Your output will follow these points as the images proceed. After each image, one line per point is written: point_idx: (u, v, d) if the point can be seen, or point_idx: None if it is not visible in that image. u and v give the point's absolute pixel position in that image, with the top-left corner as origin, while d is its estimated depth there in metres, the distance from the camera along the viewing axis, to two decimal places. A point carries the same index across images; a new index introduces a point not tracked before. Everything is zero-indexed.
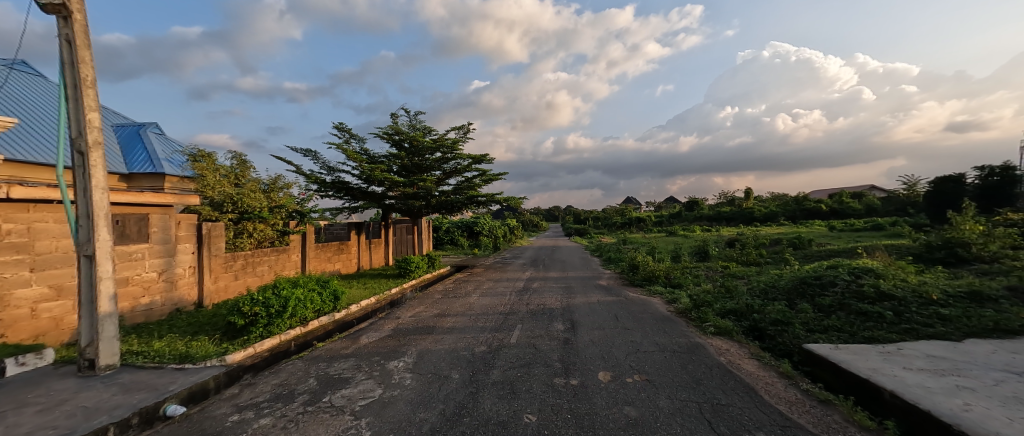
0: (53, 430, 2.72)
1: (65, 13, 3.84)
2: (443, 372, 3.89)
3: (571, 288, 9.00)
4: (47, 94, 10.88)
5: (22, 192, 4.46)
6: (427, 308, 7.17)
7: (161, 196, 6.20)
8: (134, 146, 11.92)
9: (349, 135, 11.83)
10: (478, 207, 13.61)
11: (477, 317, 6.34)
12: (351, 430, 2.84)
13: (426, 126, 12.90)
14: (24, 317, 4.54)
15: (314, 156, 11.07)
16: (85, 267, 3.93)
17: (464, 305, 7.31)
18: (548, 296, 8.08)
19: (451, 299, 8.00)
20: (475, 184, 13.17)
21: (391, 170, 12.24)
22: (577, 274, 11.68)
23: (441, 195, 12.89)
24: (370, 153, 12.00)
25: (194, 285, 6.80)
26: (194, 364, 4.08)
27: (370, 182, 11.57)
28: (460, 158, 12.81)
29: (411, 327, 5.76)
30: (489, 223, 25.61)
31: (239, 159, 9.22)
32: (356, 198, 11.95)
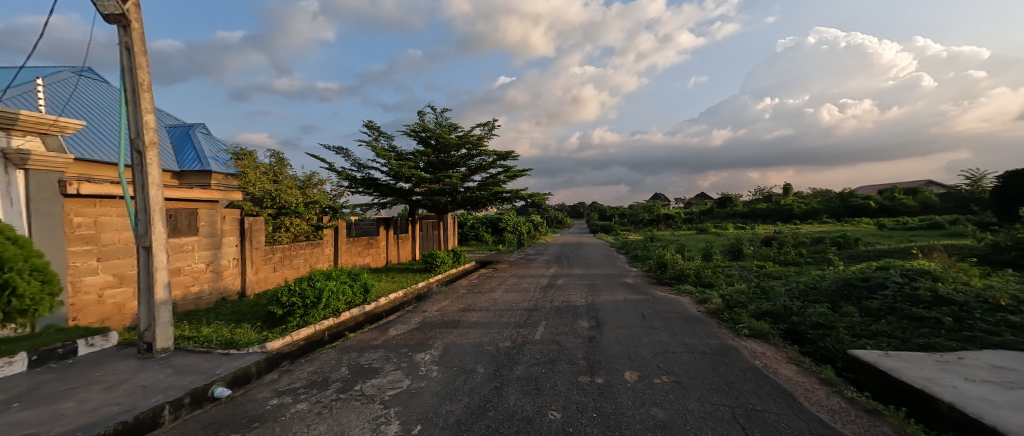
0: (117, 406, 3.00)
1: (124, 22, 4.17)
2: (467, 366, 3.95)
3: (596, 286, 8.88)
4: (110, 98, 11.90)
5: (90, 188, 4.92)
6: (453, 302, 7.29)
7: (208, 192, 6.61)
8: (185, 145, 12.82)
9: (378, 133, 12.13)
10: (503, 203, 13.66)
11: (501, 312, 6.37)
12: (381, 419, 2.95)
13: (452, 123, 13.06)
14: (92, 302, 5.00)
15: (345, 153, 11.47)
16: (143, 258, 4.28)
17: (489, 301, 7.37)
18: (572, 293, 8.02)
19: (476, 294, 8.11)
20: (500, 180, 13.23)
21: (418, 166, 12.51)
22: (604, 271, 11.47)
23: (466, 191, 13.01)
24: (397, 150, 12.29)
25: (237, 276, 7.24)
26: (238, 350, 4.36)
27: (398, 179, 11.86)
28: (485, 155, 12.90)
29: (436, 321, 5.88)
30: (513, 219, 25.63)
31: (277, 157, 9.71)
32: (385, 194, 12.29)
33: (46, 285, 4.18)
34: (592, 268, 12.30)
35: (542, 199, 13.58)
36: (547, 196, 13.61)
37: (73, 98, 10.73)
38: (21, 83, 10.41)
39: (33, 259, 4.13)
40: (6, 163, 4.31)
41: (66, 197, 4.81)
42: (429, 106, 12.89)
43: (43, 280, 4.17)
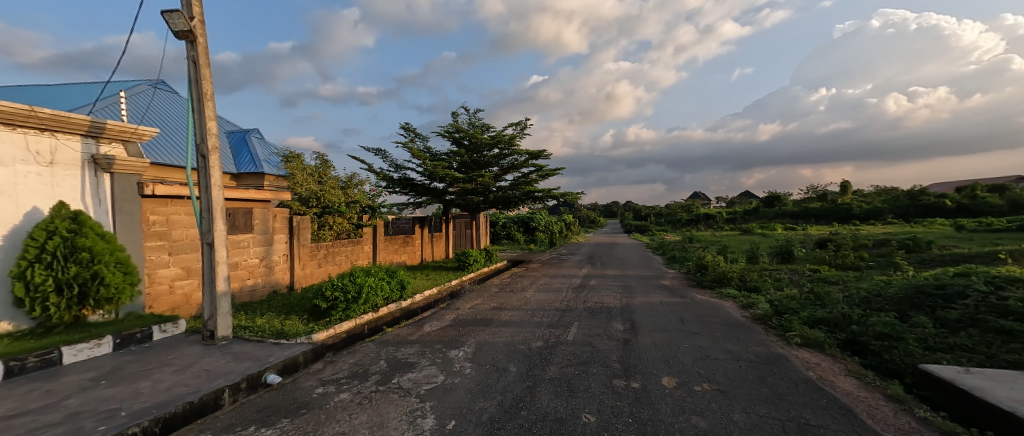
0: (185, 387, 3.33)
1: (191, 38, 4.60)
2: (500, 364, 3.99)
3: (631, 287, 8.63)
4: (179, 107, 13.15)
5: (164, 189, 5.50)
6: (485, 300, 7.37)
7: (262, 192, 7.11)
8: (242, 149, 13.91)
9: (413, 134, 12.50)
10: (535, 202, 13.64)
11: (533, 312, 6.35)
12: (417, 412, 3.05)
13: (484, 123, 13.19)
14: (165, 292, 5.55)
15: (383, 155, 11.92)
16: (206, 253, 4.69)
17: (521, 300, 7.38)
18: (606, 294, 7.84)
19: (508, 293, 8.14)
20: (532, 179, 13.21)
21: (452, 166, 12.74)
22: (639, 273, 11.10)
23: (499, 190, 13.11)
24: (432, 150, 12.59)
25: (286, 271, 7.75)
26: (288, 340, 4.67)
27: (433, 179, 12.16)
28: (517, 154, 12.91)
29: (469, 319, 5.97)
30: (545, 218, 25.43)
31: (322, 159, 10.29)
32: (420, 194, 12.64)
33: (128, 275, 4.70)
34: (627, 269, 11.96)
35: (575, 199, 13.38)
36: (580, 195, 13.38)
37: (149, 109, 11.97)
38: (108, 97, 11.76)
39: (118, 253, 4.66)
40: (95, 167, 4.98)
41: (144, 197, 5.40)
42: (463, 107, 13.09)
43: (125, 272, 4.69)
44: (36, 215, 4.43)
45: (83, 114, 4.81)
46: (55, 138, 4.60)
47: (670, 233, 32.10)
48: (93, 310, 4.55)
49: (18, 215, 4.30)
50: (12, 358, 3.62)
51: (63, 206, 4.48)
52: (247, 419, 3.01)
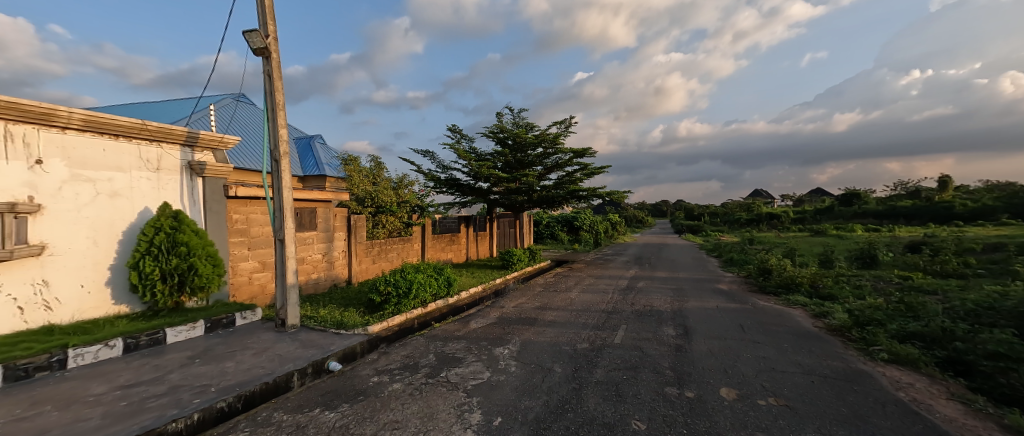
0: (262, 369, 3.72)
1: (267, 54, 5.12)
2: (545, 364, 3.96)
3: (683, 291, 8.15)
4: (256, 117, 14.67)
5: (244, 191, 6.17)
6: (529, 300, 7.37)
7: (324, 193, 7.69)
8: (308, 154, 15.21)
9: (460, 135, 12.75)
10: (580, 202, 13.43)
11: (578, 313, 6.23)
12: (464, 407, 3.13)
13: (528, 123, 13.16)
14: (245, 282, 6.22)
15: (431, 156, 12.34)
16: (279, 248, 5.19)
17: (565, 300, 7.27)
18: (656, 297, 7.49)
19: (553, 293, 8.06)
20: (576, 178, 12.96)
21: (496, 166, 12.83)
22: (692, 275, 10.45)
23: (543, 190, 13.01)
24: (477, 151, 12.78)
25: (345, 266, 8.31)
26: (347, 331, 5.02)
27: (478, 179, 12.37)
28: (562, 152, 12.72)
29: (514, 317, 6.01)
30: (590, 218, 24.66)
31: (376, 161, 10.93)
32: (466, 194, 12.91)
33: (216, 268, 5.33)
34: (680, 271, 11.32)
35: (622, 198, 12.93)
36: (627, 194, 12.88)
37: (232, 120, 13.48)
38: (200, 110, 13.42)
39: (208, 247, 5.30)
40: (191, 172, 5.71)
41: (229, 198, 6.08)
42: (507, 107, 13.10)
43: (214, 264, 5.32)
44: (146, 214, 5.22)
45: (181, 126, 5.55)
46: (161, 148, 5.39)
47: (728, 234, 29.82)
48: (189, 297, 5.21)
49: (133, 214, 5.09)
50: (128, 336, 4.29)
51: (167, 207, 5.19)
52: (313, 401, 3.29)
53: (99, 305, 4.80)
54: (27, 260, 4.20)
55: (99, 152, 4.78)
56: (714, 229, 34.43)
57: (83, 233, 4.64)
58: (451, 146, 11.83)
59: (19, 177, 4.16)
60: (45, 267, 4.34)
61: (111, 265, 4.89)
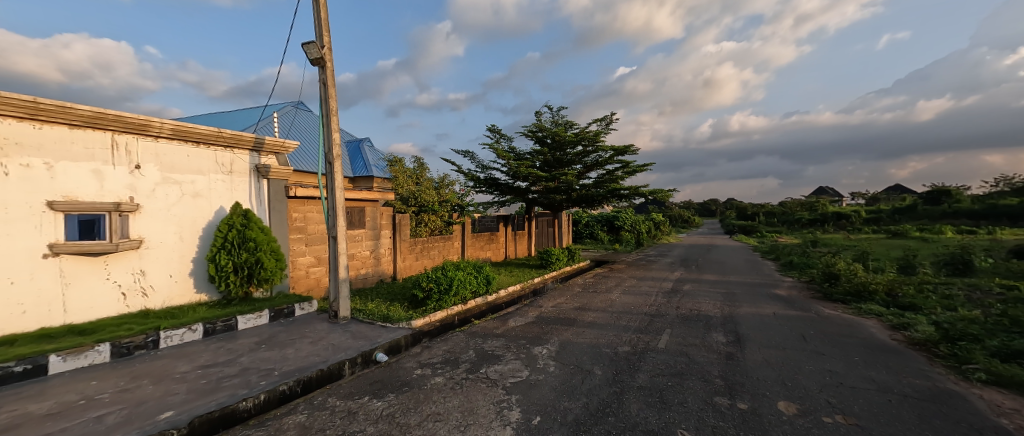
0: (317, 357, 4.00)
1: (322, 63, 5.48)
2: (585, 366, 3.90)
3: (735, 295, 7.62)
4: (312, 123, 15.80)
5: (303, 191, 6.63)
6: (568, 300, 7.25)
7: (372, 192, 8.07)
8: (358, 157, 16.14)
9: (499, 135, 12.78)
10: (620, 201, 13.01)
11: (619, 315, 6.03)
12: (504, 403, 3.16)
13: (568, 121, 12.92)
14: (303, 276, 6.70)
15: (471, 156, 12.51)
16: (332, 245, 5.54)
17: (605, 301, 7.07)
18: (703, 300, 7.07)
19: (592, 293, 7.87)
20: (617, 177, 12.54)
21: (534, 166, 12.69)
22: (745, 279, 9.73)
23: (582, 189, 12.72)
24: (516, 150, 12.76)
25: (390, 262, 8.68)
26: (392, 324, 5.25)
27: (516, 178, 12.35)
28: (602, 150, 12.36)
29: (552, 317, 5.95)
30: (632, 217, 23.67)
31: (419, 162, 11.36)
32: (504, 193, 12.90)
33: (278, 262, 5.80)
34: (732, 274, 10.60)
35: (666, 197, 12.33)
36: (672, 193, 12.26)
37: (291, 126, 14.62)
38: (265, 118, 14.67)
39: (272, 243, 5.78)
40: (258, 174, 6.26)
41: (289, 198, 6.55)
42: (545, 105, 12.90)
43: (276, 258, 5.79)
44: (221, 212, 5.80)
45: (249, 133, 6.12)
46: (233, 153, 5.97)
47: (787, 236, 27.32)
48: (256, 288, 5.73)
49: (210, 212, 5.68)
50: (207, 321, 4.82)
51: (237, 206, 5.73)
52: (363, 389, 3.49)
53: (184, 293, 5.42)
54: (129, 252, 4.85)
55: (184, 157, 5.40)
56: (771, 229, 31.61)
57: (171, 229, 5.25)
58: (491, 145, 11.87)
59: (122, 180, 4.82)
60: (143, 258, 4.99)
61: (193, 258, 5.49)
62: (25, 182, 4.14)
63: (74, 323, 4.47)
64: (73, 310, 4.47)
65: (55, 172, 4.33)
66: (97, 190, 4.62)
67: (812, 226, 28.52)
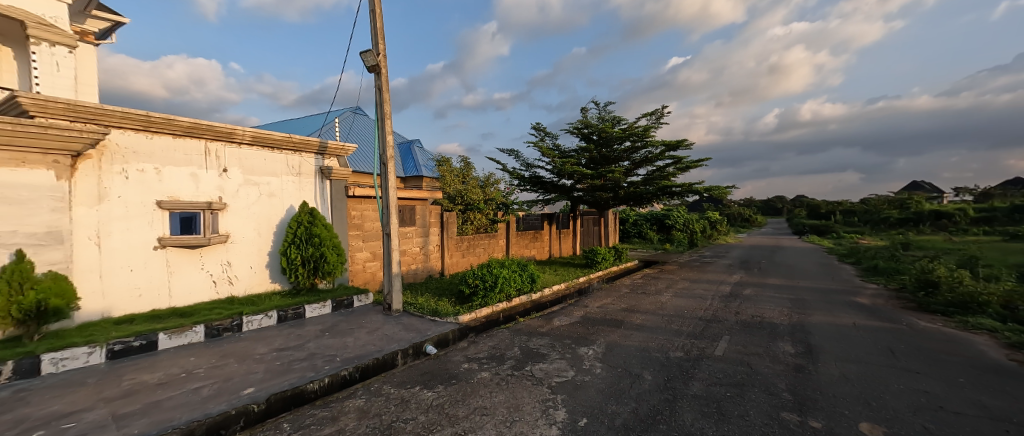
0: (373, 346, 4.26)
1: (377, 70, 5.81)
2: (634, 370, 3.75)
3: (805, 302, 6.89)
4: (367, 126, 16.82)
5: (360, 191, 7.03)
6: (615, 300, 7.01)
7: (422, 191, 8.39)
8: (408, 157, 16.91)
9: (544, 133, 12.57)
10: (672, 198, 12.30)
11: (671, 318, 5.72)
12: (549, 403, 3.15)
13: (615, 116, 12.42)
14: (360, 270, 7.12)
15: (516, 155, 12.50)
16: (387, 241, 5.85)
17: (656, 303, 6.74)
18: (767, 306, 6.48)
19: (641, 295, 7.53)
20: (668, 173, 11.86)
21: (580, 163, 12.37)
22: (817, 284, 8.77)
23: (630, 186, 12.20)
24: (561, 148, 12.50)
25: (438, 259, 8.96)
26: (441, 319, 5.43)
27: (561, 176, 12.12)
28: (652, 145, 11.73)
29: (598, 318, 5.79)
30: (687, 216, 22.29)
31: (466, 162, 11.71)
32: (549, 191, 12.72)
33: (339, 256, 6.24)
34: (803, 278, 9.61)
35: (725, 194, 11.44)
36: (730, 190, 11.35)
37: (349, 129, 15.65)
38: (328, 123, 15.85)
39: (334, 239, 6.23)
40: (322, 175, 6.78)
41: (349, 198, 6.97)
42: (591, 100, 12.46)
43: (338, 253, 6.24)
44: (292, 211, 6.38)
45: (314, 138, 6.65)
46: (301, 157, 6.53)
47: (870, 237, 24.18)
48: (321, 280, 6.22)
49: (283, 211, 6.27)
50: (280, 309, 5.33)
51: (305, 205, 6.26)
52: (414, 379, 3.65)
53: (261, 283, 6.04)
54: (218, 246, 5.51)
55: (261, 161, 6.01)
56: (851, 229, 28.12)
57: (251, 225, 5.87)
58: (535, 143, 11.71)
59: (213, 182, 5.49)
60: (229, 251, 5.63)
61: (269, 252, 6.10)
62: (141, 184, 4.86)
63: (177, 306, 5.18)
64: (176, 295, 5.18)
65: (163, 176, 5.04)
66: (194, 191, 5.30)
67: (903, 226, 24.86)
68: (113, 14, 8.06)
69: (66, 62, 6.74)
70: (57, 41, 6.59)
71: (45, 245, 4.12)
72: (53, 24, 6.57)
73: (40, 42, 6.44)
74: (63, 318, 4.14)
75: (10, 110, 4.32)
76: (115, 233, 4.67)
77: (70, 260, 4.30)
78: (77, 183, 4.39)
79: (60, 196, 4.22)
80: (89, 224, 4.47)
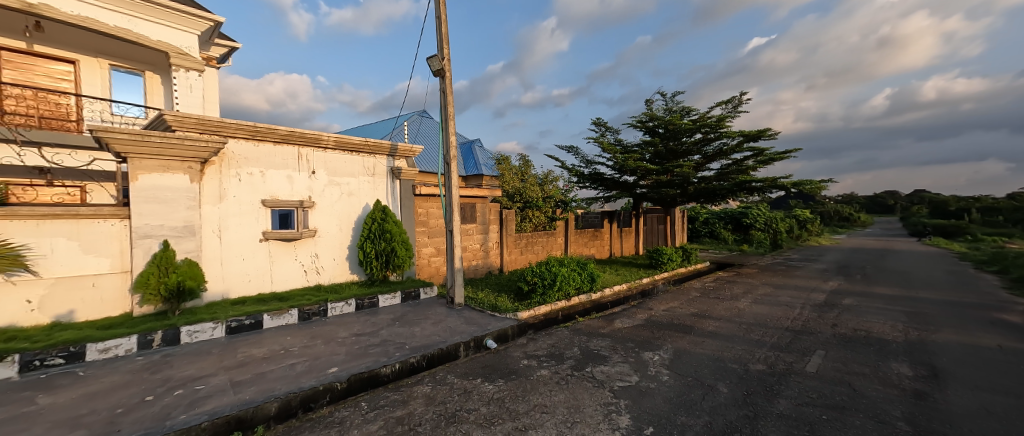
0: (438, 337, 4.48)
1: (442, 74, 6.04)
2: (706, 380, 3.46)
3: (926, 316, 5.79)
4: (431, 130, 17.80)
5: (427, 190, 7.42)
6: (684, 304, 6.54)
7: (481, 189, 8.57)
8: (467, 157, 17.57)
9: (605, 128, 12.07)
10: (750, 195, 11.10)
11: (748, 326, 5.17)
12: (612, 407, 3.03)
13: (684, 107, 11.53)
14: (426, 264, 7.53)
15: (575, 151, 12.19)
16: (450, 238, 6.07)
17: (731, 309, 6.14)
18: (873, 319, 5.56)
19: (714, 299, 6.92)
20: (747, 167, 10.73)
21: (644, 158, 11.67)
22: (944, 296, 7.31)
23: (701, 182, 11.24)
24: (623, 142, 11.90)
25: (498, 255, 9.13)
26: (500, 315, 5.53)
27: (623, 172, 11.56)
28: (728, 137, 10.67)
29: (664, 322, 5.45)
30: (771, 214, 19.80)
31: (524, 160, 11.79)
32: (609, 188, 12.09)
33: (407, 251, 6.65)
34: (924, 288, 8.09)
35: (818, 189, 10.03)
36: (825, 184, 9.93)
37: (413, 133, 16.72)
38: (398, 126, 16.96)
39: (403, 235, 6.64)
40: (393, 175, 7.26)
41: (416, 196, 7.39)
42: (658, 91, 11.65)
43: (406, 248, 6.66)
44: (368, 208, 6.93)
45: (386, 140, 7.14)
46: (376, 158, 7.06)
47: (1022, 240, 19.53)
48: (392, 272, 6.69)
49: (361, 208, 6.84)
50: (358, 297, 5.84)
51: (379, 203, 6.76)
52: (476, 371, 3.76)
53: (342, 273, 6.66)
54: (308, 239, 6.19)
55: (343, 163, 6.62)
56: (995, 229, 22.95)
57: (334, 222, 6.50)
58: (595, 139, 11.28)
59: (304, 183, 6.18)
60: (317, 244, 6.30)
61: (349, 245, 6.71)
62: (250, 185, 5.63)
63: (277, 291, 5.93)
64: (276, 281, 5.93)
65: (266, 177, 5.79)
66: (290, 190, 6.02)
67: None
68: (229, 41, 9.46)
69: (198, 84, 8.04)
70: (189, 66, 7.88)
71: (184, 236, 4.99)
72: (187, 53, 7.89)
73: (179, 69, 7.78)
74: (195, 298, 4.98)
75: (159, 126, 5.31)
76: (231, 227, 5.48)
77: (199, 250, 5.14)
78: (203, 184, 5.22)
79: (193, 196, 5.06)
80: (212, 219, 5.30)
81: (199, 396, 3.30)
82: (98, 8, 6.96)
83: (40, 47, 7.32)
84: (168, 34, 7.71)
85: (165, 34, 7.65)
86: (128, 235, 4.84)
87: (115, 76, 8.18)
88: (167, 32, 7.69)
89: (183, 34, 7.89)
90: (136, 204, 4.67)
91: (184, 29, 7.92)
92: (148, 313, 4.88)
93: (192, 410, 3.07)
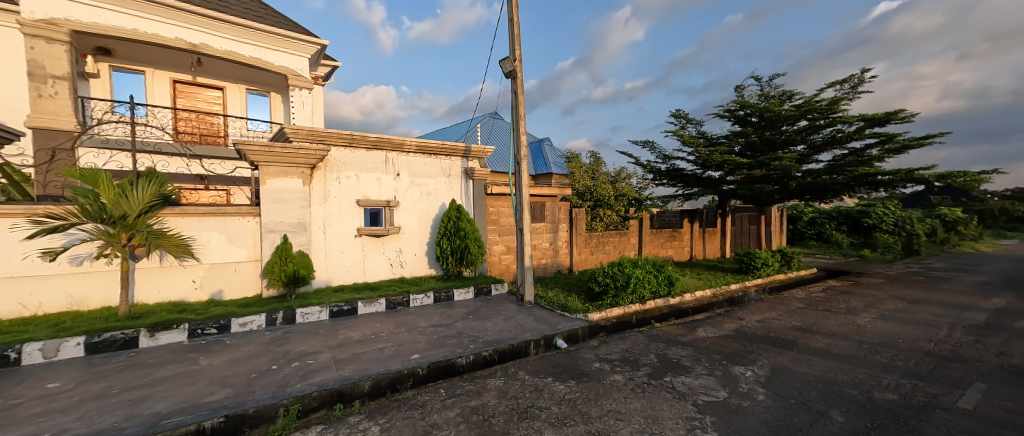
0: (509, 333, 4.54)
1: (513, 75, 6.07)
2: (815, 405, 2.98)
3: None
4: (502, 131, 18.22)
5: (499, 189, 7.58)
6: (783, 316, 5.73)
7: (551, 187, 8.49)
8: (538, 155, 17.63)
9: (686, 120, 11.07)
10: (874, 190, 9.34)
11: (869, 346, 4.34)
12: (695, 423, 2.76)
13: (784, 91, 10.05)
14: (497, 261, 7.70)
15: (650, 147, 11.34)
16: (519, 237, 6.09)
17: (845, 325, 5.21)
18: None
19: (822, 312, 5.95)
20: (869, 157, 9.01)
21: (732, 151, 10.44)
22: None
23: (805, 176, 9.71)
24: (708, 134, 10.81)
25: (568, 255, 8.97)
26: (569, 315, 5.42)
27: (706, 167, 10.46)
28: (843, 123, 9.06)
29: (758, 334, 4.83)
30: (900, 212, 16.34)
31: (596, 157, 11.43)
32: (691, 185, 11.10)
33: (480, 249, 6.86)
34: None
35: (976, 182, 8.00)
36: (987, 176, 7.88)
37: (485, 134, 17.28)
38: (474, 128, 17.59)
39: (476, 233, 6.84)
40: (468, 176, 7.53)
41: (489, 195, 7.58)
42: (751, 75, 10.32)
43: (479, 246, 6.86)
44: (445, 207, 7.30)
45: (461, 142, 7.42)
46: (453, 159, 7.40)
47: None
48: (466, 268, 6.96)
49: (439, 207, 7.23)
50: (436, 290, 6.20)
51: (455, 202, 7.06)
52: (546, 370, 3.73)
53: (422, 267, 7.12)
54: (394, 235, 6.73)
55: (424, 164, 7.07)
56: None
57: (416, 219, 6.96)
58: (674, 131, 10.41)
59: (391, 184, 6.72)
60: (401, 240, 6.82)
61: (428, 242, 7.14)
62: (348, 187, 6.31)
63: (369, 282, 6.56)
64: (367, 273, 6.56)
65: (360, 179, 6.43)
66: (379, 191, 6.60)
67: None
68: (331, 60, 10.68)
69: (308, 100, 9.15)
70: (302, 86, 9.04)
71: (297, 231, 5.77)
72: (300, 74, 9.05)
73: (295, 89, 8.97)
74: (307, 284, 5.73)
75: (280, 137, 6.19)
76: (333, 223, 6.19)
77: (309, 243, 5.90)
78: (312, 187, 5.96)
79: (305, 197, 5.82)
80: (319, 217, 6.04)
81: (310, 369, 3.79)
82: (237, 42, 8.34)
83: (201, 79, 9.03)
84: (287, 58, 8.94)
85: (285, 59, 8.88)
86: (258, 230, 5.73)
87: (251, 97, 9.76)
88: (286, 57, 8.91)
89: (297, 58, 9.07)
90: (265, 204, 5.53)
91: (299, 54, 9.09)
92: (273, 295, 5.75)
93: (305, 381, 3.54)
